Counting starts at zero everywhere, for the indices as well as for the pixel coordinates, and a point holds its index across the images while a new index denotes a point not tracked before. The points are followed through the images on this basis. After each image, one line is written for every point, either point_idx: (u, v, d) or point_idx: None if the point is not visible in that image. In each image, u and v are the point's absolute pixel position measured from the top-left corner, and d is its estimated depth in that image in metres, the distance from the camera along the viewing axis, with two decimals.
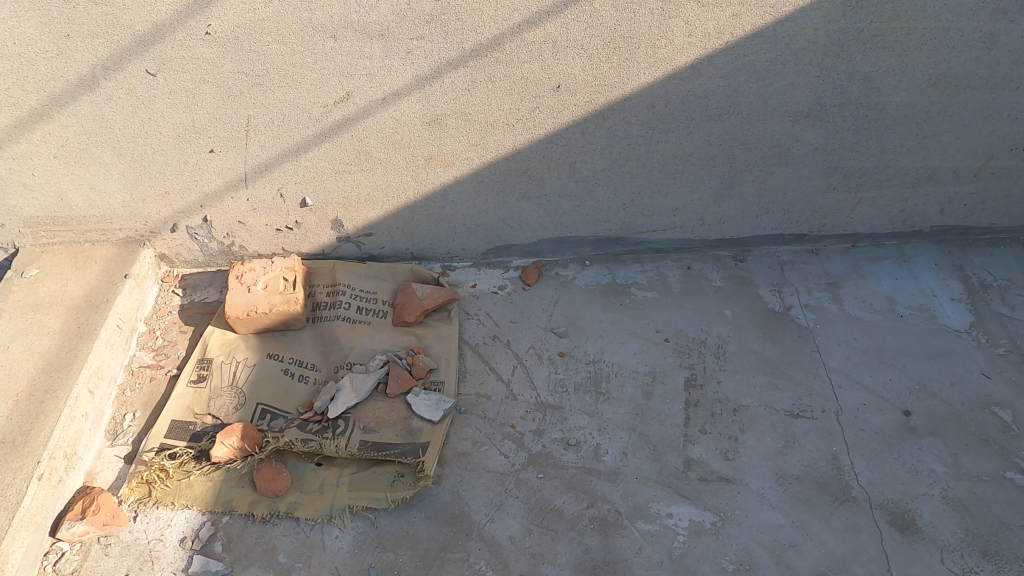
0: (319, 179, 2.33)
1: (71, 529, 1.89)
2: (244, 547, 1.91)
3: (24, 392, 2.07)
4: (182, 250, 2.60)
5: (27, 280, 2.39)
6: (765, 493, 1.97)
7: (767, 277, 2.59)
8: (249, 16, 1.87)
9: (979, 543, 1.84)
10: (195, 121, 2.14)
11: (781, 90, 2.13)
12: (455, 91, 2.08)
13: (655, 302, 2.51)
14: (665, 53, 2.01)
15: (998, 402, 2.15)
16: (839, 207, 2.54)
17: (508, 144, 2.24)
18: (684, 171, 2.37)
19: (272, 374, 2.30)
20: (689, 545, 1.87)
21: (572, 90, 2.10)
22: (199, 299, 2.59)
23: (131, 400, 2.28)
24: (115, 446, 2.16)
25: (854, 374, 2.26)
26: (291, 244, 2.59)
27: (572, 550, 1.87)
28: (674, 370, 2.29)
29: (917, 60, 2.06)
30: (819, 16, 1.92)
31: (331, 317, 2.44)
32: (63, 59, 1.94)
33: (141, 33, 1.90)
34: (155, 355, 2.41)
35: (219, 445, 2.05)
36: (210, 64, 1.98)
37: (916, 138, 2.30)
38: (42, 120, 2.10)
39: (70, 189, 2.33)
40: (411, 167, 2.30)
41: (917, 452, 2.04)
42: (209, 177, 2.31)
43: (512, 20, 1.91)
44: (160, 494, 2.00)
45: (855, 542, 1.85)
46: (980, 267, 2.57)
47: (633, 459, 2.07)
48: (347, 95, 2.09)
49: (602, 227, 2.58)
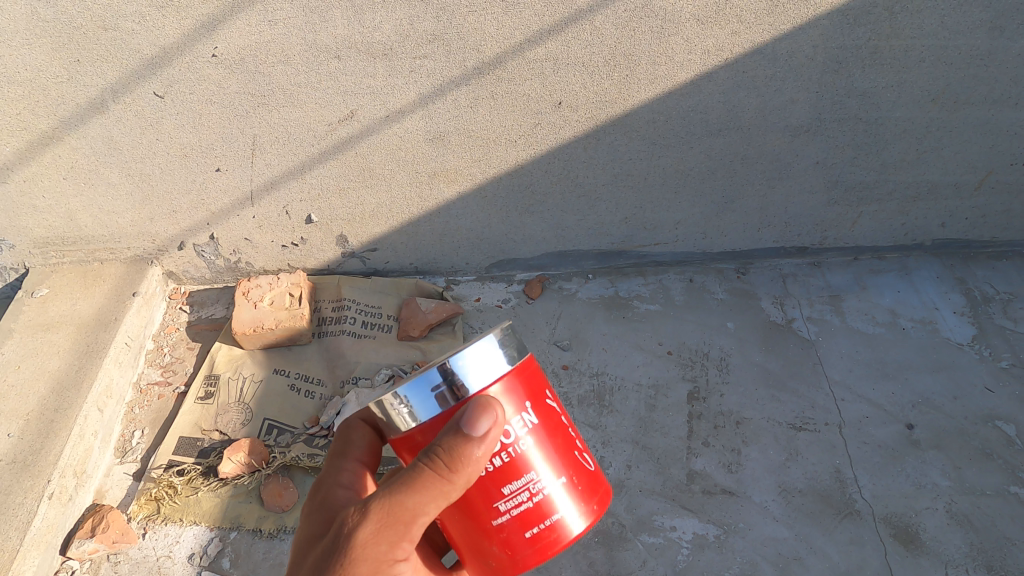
0: (324, 197, 2.37)
1: (81, 547, 1.92)
2: (251, 563, 1.93)
3: (35, 411, 2.09)
4: (190, 267, 2.64)
5: (37, 300, 2.43)
6: (769, 506, 1.98)
7: (769, 290, 2.60)
8: (255, 38, 1.89)
9: (983, 558, 1.84)
10: (202, 142, 2.17)
11: (781, 105, 2.15)
12: (458, 109, 2.10)
13: (658, 315, 2.53)
14: (665, 70, 2.02)
15: (1001, 416, 2.16)
16: (840, 220, 2.56)
17: (511, 160, 2.26)
18: (685, 186, 2.39)
19: (278, 390, 2.34)
20: (694, 558, 1.88)
21: (573, 107, 2.11)
22: (206, 316, 2.63)
23: (140, 417, 2.32)
24: (124, 463, 2.19)
25: (856, 386, 2.27)
26: (297, 260, 2.63)
27: (576, 563, 1.89)
28: (677, 383, 2.31)
29: (915, 75, 2.07)
30: (818, 34, 1.93)
31: (337, 332, 2.49)
32: (73, 83, 1.97)
33: (149, 57, 1.92)
34: (163, 371, 2.45)
35: (227, 461, 2.07)
36: (216, 86, 2.01)
37: (916, 152, 2.31)
38: (53, 142, 2.13)
39: (79, 209, 2.36)
40: (415, 183, 2.33)
41: (920, 465, 2.05)
42: (215, 196, 2.35)
43: (513, 40, 1.92)
44: (169, 511, 2.03)
45: (859, 555, 1.86)
46: (983, 280, 2.58)
47: (636, 471, 2.09)
48: (350, 114, 2.10)
49: (605, 240, 2.60)
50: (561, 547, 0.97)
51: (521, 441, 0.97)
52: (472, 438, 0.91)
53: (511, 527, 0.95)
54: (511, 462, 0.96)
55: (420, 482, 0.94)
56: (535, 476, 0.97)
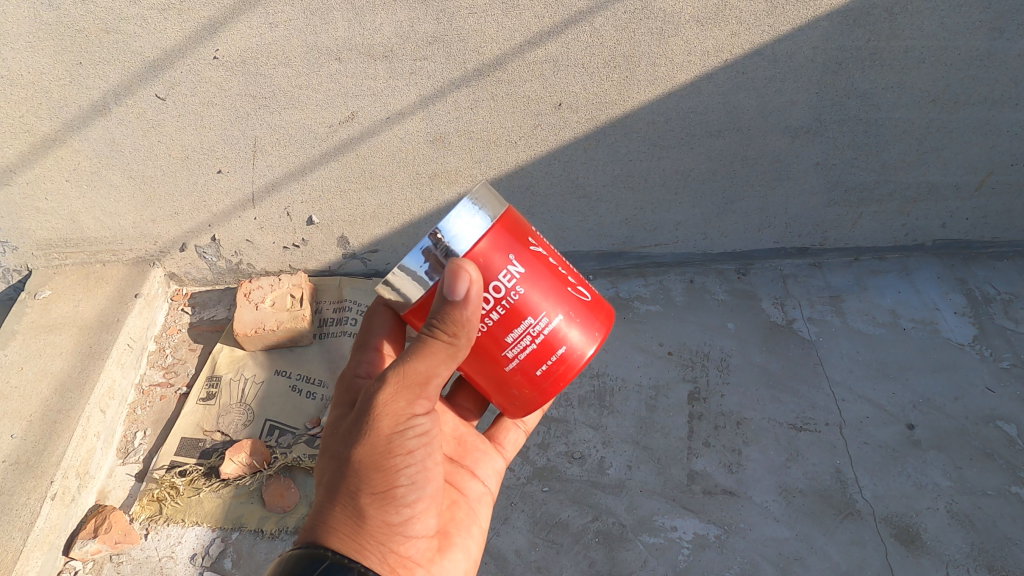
0: (325, 199, 2.38)
1: (83, 547, 1.93)
2: (253, 563, 1.93)
3: (37, 412, 2.10)
4: (191, 269, 2.65)
5: (40, 302, 2.44)
6: (770, 506, 1.98)
7: (769, 291, 2.61)
8: (256, 40, 1.89)
9: (984, 558, 1.84)
10: (204, 144, 2.18)
11: (780, 106, 2.15)
12: (459, 110, 2.10)
13: (659, 315, 2.53)
14: (665, 71, 2.02)
15: (1002, 416, 2.16)
16: (840, 220, 2.56)
17: (512, 161, 2.27)
18: (685, 187, 2.40)
19: (280, 391, 2.35)
20: (694, 558, 1.89)
21: (573, 108, 2.11)
22: (208, 317, 2.65)
23: (142, 418, 2.33)
24: (127, 464, 2.21)
25: (857, 387, 2.27)
26: (298, 262, 2.64)
27: (577, 563, 1.89)
28: (677, 383, 2.31)
29: (915, 76, 2.07)
30: (817, 35, 1.93)
31: (338, 333, 2.50)
32: (75, 85, 1.98)
33: (151, 59, 1.93)
34: (165, 373, 2.46)
35: (229, 462, 2.08)
36: (218, 88, 2.01)
37: (916, 153, 2.32)
38: (56, 145, 2.14)
39: (82, 211, 2.37)
40: (416, 184, 2.34)
41: (921, 466, 2.05)
42: (217, 198, 2.35)
43: (513, 41, 1.92)
44: (171, 511, 2.03)
45: (859, 555, 1.86)
46: (983, 281, 2.59)
47: (637, 472, 2.09)
48: (351, 116, 2.11)
49: (605, 241, 2.61)
50: (573, 371, 1.17)
51: (513, 293, 1.09)
52: (459, 305, 1.04)
53: (525, 366, 1.14)
54: (510, 311, 1.10)
55: (422, 346, 1.11)
56: (531, 320, 1.11)
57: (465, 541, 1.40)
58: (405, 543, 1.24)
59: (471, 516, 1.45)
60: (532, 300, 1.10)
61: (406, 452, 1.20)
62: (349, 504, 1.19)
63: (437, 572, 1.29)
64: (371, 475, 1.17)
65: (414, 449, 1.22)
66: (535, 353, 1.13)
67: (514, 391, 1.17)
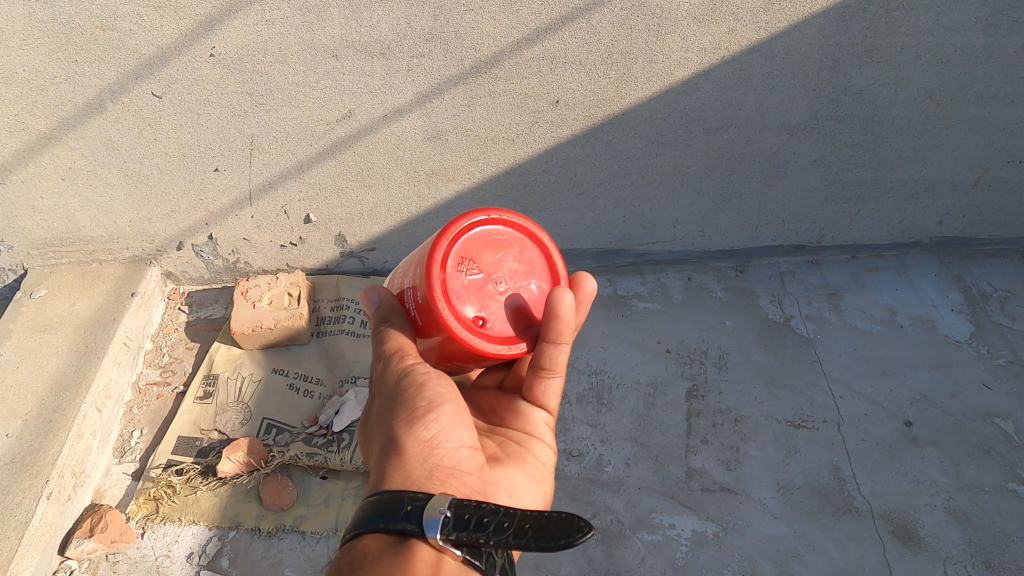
0: (322, 197, 2.37)
1: (79, 547, 1.92)
2: (250, 562, 1.93)
3: (33, 411, 2.09)
4: (188, 267, 2.64)
5: (36, 301, 2.43)
6: (768, 503, 1.98)
7: (767, 288, 2.61)
8: (253, 37, 1.88)
9: (981, 554, 1.85)
10: (201, 142, 2.17)
11: (778, 103, 2.15)
12: (456, 107, 2.10)
13: (656, 313, 2.53)
14: (662, 68, 2.01)
15: (999, 413, 2.16)
16: (838, 218, 2.56)
17: (510, 159, 2.26)
18: (683, 184, 2.39)
19: (277, 389, 2.34)
20: (692, 555, 1.89)
21: (570, 105, 2.11)
22: (205, 316, 2.64)
23: (139, 417, 2.32)
24: (123, 463, 2.20)
25: (855, 384, 2.27)
26: (296, 260, 2.64)
27: (575, 561, 1.89)
28: (675, 381, 2.31)
29: (911, 73, 2.07)
30: (814, 31, 1.93)
31: (336, 332, 2.50)
32: (70, 83, 1.97)
33: (147, 57, 1.92)
34: (162, 371, 2.46)
35: (226, 461, 2.05)
36: (214, 85, 2.00)
37: (913, 150, 2.32)
38: (51, 143, 2.13)
39: (78, 209, 2.36)
40: (413, 182, 2.33)
41: (918, 462, 2.05)
42: (214, 196, 2.35)
43: (510, 38, 1.91)
44: (167, 510, 2.03)
45: (857, 552, 1.86)
46: (980, 278, 2.59)
47: (635, 469, 2.09)
48: (348, 113, 2.10)
49: (603, 239, 2.61)
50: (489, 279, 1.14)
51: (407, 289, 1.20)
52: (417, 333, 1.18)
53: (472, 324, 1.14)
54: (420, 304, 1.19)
55: (380, 328, 1.19)
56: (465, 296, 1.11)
57: (528, 464, 1.25)
58: (447, 456, 1.12)
59: (526, 443, 1.29)
60: (419, 268, 1.15)
61: (417, 375, 1.15)
62: (382, 451, 1.12)
63: (499, 492, 1.14)
64: (391, 417, 1.14)
65: (427, 376, 1.15)
66: (447, 296, 1.09)
67: (475, 332, 1.09)
